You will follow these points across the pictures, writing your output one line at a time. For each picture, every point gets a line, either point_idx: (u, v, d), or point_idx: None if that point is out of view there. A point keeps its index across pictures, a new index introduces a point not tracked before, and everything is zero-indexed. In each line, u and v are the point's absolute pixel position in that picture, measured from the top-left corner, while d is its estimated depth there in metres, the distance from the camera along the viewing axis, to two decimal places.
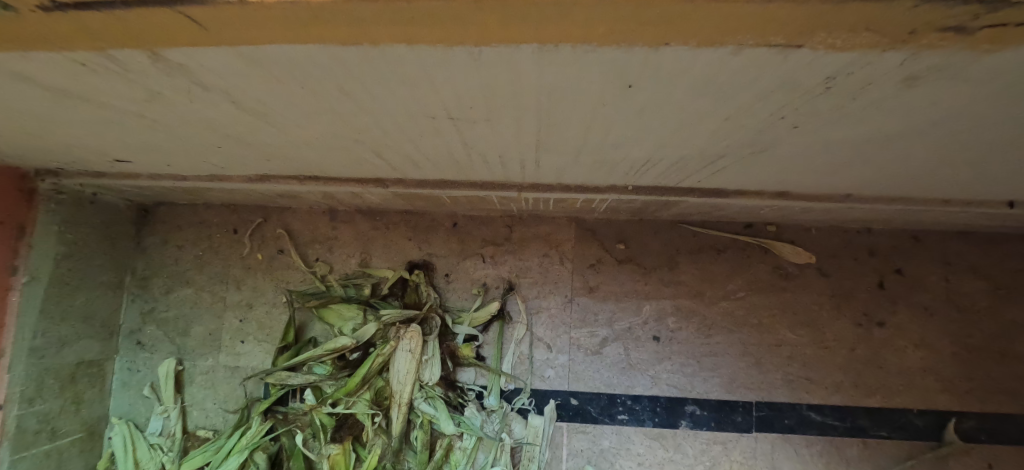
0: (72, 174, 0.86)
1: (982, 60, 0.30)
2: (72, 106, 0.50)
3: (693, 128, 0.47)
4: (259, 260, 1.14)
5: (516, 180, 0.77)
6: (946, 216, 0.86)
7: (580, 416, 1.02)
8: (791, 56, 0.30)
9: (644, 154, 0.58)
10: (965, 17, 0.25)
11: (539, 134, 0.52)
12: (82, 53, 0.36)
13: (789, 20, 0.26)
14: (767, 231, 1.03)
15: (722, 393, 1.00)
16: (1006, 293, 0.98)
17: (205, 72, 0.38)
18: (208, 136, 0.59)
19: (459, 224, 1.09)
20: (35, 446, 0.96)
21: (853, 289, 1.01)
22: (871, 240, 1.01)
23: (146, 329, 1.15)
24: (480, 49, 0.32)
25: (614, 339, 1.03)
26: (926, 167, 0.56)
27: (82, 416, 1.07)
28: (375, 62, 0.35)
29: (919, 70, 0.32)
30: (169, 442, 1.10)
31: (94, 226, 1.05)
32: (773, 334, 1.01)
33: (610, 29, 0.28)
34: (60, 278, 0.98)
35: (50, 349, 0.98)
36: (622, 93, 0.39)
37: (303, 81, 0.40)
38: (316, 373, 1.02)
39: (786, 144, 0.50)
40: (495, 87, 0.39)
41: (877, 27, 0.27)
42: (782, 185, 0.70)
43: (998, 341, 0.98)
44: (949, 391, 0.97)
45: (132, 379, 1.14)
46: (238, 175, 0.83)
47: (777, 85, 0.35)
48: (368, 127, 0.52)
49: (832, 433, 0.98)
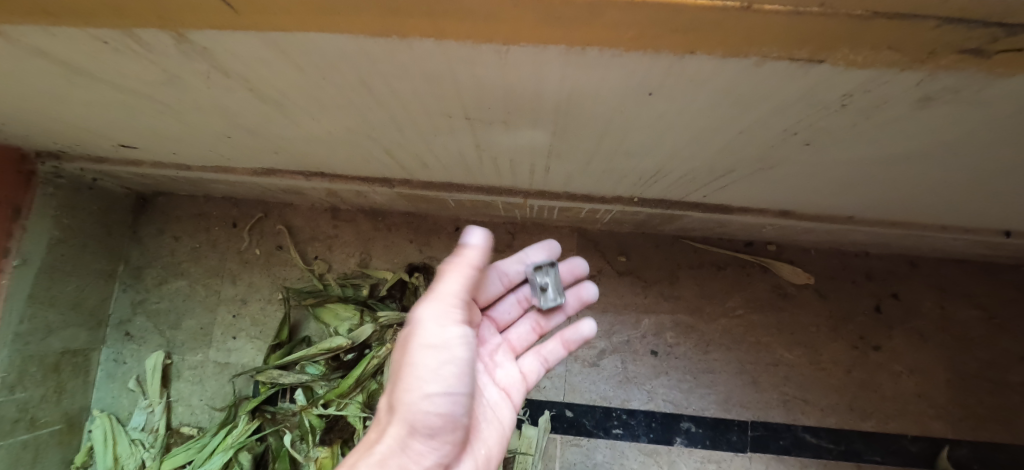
0: (73, 158, 0.85)
1: (994, 84, 0.30)
2: (86, 86, 0.50)
3: (705, 141, 0.48)
4: (257, 255, 1.12)
5: (522, 185, 0.77)
6: (945, 243, 0.87)
7: (575, 429, 1.00)
8: (811, 71, 0.31)
9: (653, 164, 0.59)
10: (984, 38, 0.26)
11: (552, 141, 0.53)
12: (105, 30, 0.36)
13: (813, 33, 0.27)
14: (766, 250, 1.04)
15: (717, 411, 0.99)
16: (999, 323, 1.00)
17: (228, 57, 0.38)
18: (221, 124, 0.59)
19: (461, 228, 1.09)
20: (12, 436, 0.92)
21: (850, 312, 1.02)
22: (868, 264, 1.03)
23: (136, 320, 1.13)
24: (508, 47, 0.32)
25: (611, 351, 1.02)
26: (930, 190, 0.57)
27: (63, 407, 1.03)
28: (400, 55, 0.35)
29: (933, 91, 0.32)
30: (151, 438, 1.06)
31: (91, 213, 1.03)
32: (770, 353, 1.01)
33: (639, 33, 0.29)
34: (52, 263, 0.96)
35: (36, 336, 0.95)
36: (641, 100, 0.39)
37: (323, 71, 0.39)
38: (308, 372, 1.00)
39: (796, 161, 0.51)
40: (515, 88, 0.40)
41: (898, 46, 0.27)
42: (785, 204, 0.72)
43: (991, 369, 0.99)
44: (942, 417, 0.97)
45: (117, 371, 1.11)
46: (243, 168, 0.82)
47: (797, 99, 0.36)
48: (381, 124, 0.53)
49: (826, 456, 0.97)
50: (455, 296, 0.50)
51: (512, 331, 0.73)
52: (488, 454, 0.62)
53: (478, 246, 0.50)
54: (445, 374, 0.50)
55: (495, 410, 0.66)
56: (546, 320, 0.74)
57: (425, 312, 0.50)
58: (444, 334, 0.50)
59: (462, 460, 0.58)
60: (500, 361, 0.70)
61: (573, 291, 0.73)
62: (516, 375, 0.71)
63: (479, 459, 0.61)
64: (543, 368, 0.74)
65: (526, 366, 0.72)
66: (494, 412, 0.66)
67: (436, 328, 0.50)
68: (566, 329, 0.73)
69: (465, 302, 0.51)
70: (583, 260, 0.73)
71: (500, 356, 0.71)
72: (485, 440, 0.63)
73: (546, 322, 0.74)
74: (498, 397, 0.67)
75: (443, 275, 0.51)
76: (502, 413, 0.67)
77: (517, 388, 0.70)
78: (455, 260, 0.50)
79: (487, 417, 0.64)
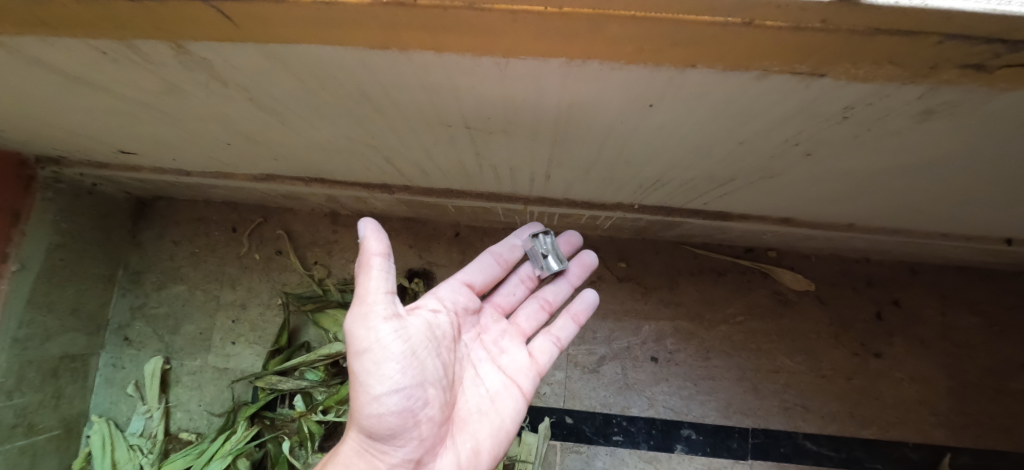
0: (74, 164, 0.85)
1: (997, 98, 0.30)
2: (84, 94, 0.50)
3: (705, 152, 0.48)
4: (257, 260, 1.12)
5: (522, 192, 0.77)
6: (946, 250, 0.87)
7: (575, 436, 1.00)
8: (812, 85, 0.31)
9: (654, 173, 0.58)
10: (987, 54, 0.26)
11: (552, 150, 0.53)
12: (105, 41, 0.35)
13: (815, 48, 0.27)
14: (767, 256, 1.04)
15: (718, 418, 0.99)
16: (999, 330, 0.99)
17: (226, 67, 0.38)
18: (221, 132, 0.59)
19: (461, 233, 1.09)
20: (10, 441, 0.92)
21: (851, 318, 1.01)
22: (868, 270, 1.03)
23: (135, 325, 1.13)
24: (508, 60, 0.32)
25: (611, 357, 1.02)
26: (931, 200, 0.57)
27: (61, 412, 1.03)
28: (400, 66, 0.34)
29: (935, 105, 0.32)
30: (149, 443, 1.05)
31: (91, 218, 1.03)
32: (771, 360, 1.01)
33: (640, 48, 0.29)
34: (51, 268, 0.96)
35: (34, 341, 0.95)
36: (641, 112, 0.39)
37: (322, 81, 0.39)
38: (307, 379, 0.99)
39: (797, 171, 0.51)
40: (514, 99, 0.39)
41: (900, 60, 0.27)
42: (785, 212, 0.71)
43: (992, 376, 0.98)
44: (944, 425, 0.97)
45: (116, 376, 1.11)
46: (242, 173, 0.82)
47: (798, 111, 0.36)
48: (380, 132, 0.52)
49: (827, 463, 0.96)
50: (373, 295, 0.50)
51: (519, 314, 0.71)
52: (476, 448, 0.61)
53: (373, 237, 0.49)
54: (387, 375, 0.51)
55: (495, 401, 0.64)
56: (552, 297, 0.73)
57: (349, 319, 0.50)
58: (370, 338, 0.50)
59: (438, 452, 0.58)
60: (507, 347, 0.68)
61: (574, 260, 0.73)
62: (523, 359, 0.68)
63: (470, 450, 0.60)
64: (557, 348, 0.71)
65: (536, 347, 0.69)
66: (491, 403, 0.64)
67: (360, 333, 0.50)
68: (572, 302, 0.74)
69: (386, 299, 0.51)
70: (577, 231, 0.75)
71: (507, 341, 0.69)
72: (473, 433, 0.61)
73: (552, 297, 0.73)
74: (499, 386, 0.65)
75: (357, 277, 0.50)
76: (503, 404, 0.64)
77: (525, 373, 0.67)
78: (360, 260, 0.49)
79: (481, 409, 0.63)
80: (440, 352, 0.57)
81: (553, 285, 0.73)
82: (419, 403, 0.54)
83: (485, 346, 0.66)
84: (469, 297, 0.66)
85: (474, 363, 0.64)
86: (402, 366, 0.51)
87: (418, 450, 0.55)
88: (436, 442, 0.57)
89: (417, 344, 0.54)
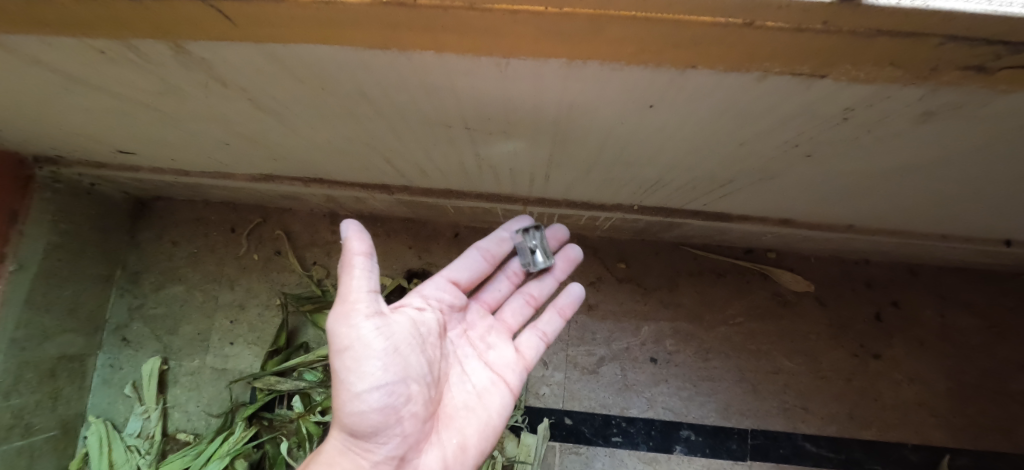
0: (72, 163, 0.85)
1: (998, 99, 0.30)
2: (82, 94, 0.49)
3: (705, 153, 0.48)
4: (256, 260, 1.12)
5: (522, 193, 0.77)
6: (945, 252, 0.87)
7: (574, 437, 0.99)
8: (813, 86, 0.31)
9: (654, 174, 0.58)
10: (988, 56, 0.26)
11: (552, 151, 0.53)
12: (103, 40, 0.35)
13: (815, 49, 0.27)
14: (766, 257, 1.04)
15: (717, 419, 0.99)
16: (998, 331, 1.00)
17: (225, 67, 0.38)
18: (220, 132, 0.59)
19: (460, 234, 1.09)
20: (7, 442, 0.92)
21: (850, 320, 1.01)
22: (868, 272, 1.03)
23: (133, 325, 1.13)
24: (508, 60, 0.32)
25: (611, 358, 1.02)
26: (931, 201, 0.57)
27: (59, 413, 1.02)
28: (399, 66, 0.34)
29: (935, 106, 0.32)
30: (146, 444, 1.05)
31: (89, 218, 1.03)
32: (771, 361, 1.01)
33: (641, 48, 0.29)
34: (49, 268, 0.95)
35: (32, 342, 0.94)
36: (641, 112, 0.39)
37: (322, 81, 0.39)
38: (306, 379, 0.99)
39: (796, 172, 0.51)
40: (514, 99, 0.39)
41: (901, 62, 0.27)
42: (785, 213, 0.71)
43: (991, 378, 0.98)
44: (943, 426, 0.97)
45: (114, 377, 1.11)
46: (241, 173, 0.82)
47: (798, 113, 0.36)
48: (379, 133, 0.52)
49: (827, 465, 0.96)
50: (356, 294, 0.49)
51: (506, 309, 0.72)
52: (462, 444, 0.60)
53: (355, 236, 0.48)
54: (369, 373, 0.50)
55: (482, 396, 0.64)
56: (538, 292, 0.73)
57: (331, 317, 0.50)
58: (352, 336, 0.50)
59: (423, 449, 0.58)
60: (494, 342, 0.68)
61: (559, 255, 0.74)
62: (511, 355, 0.68)
63: (455, 446, 0.60)
64: (544, 343, 0.72)
65: (523, 343, 0.70)
66: (478, 399, 0.63)
67: (342, 331, 0.50)
68: (559, 297, 0.74)
69: (368, 298, 0.50)
70: (562, 224, 0.76)
71: (494, 337, 0.69)
72: (460, 430, 0.61)
73: (537, 292, 0.73)
74: (486, 382, 0.65)
75: (340, 275, 0.50)
76: (490, 399, 0.64)
77: (511, 368, 0.68)
78: (343, 259, 0.49)
79: (468, 405, 0.62)
80: (425, 349, 0.57)
81: (540, 281, 0.74)
82: (402, 400, 0.53)
83: (472, 342, 0.66)
84: (456, 294, 0.66)
85: (461, 359, 0.64)
86: (384, 363, 0.51)
87: (402, 447, 0.55)
88: (420, 439, 0.57)
89: (400, 341, 0.53)
